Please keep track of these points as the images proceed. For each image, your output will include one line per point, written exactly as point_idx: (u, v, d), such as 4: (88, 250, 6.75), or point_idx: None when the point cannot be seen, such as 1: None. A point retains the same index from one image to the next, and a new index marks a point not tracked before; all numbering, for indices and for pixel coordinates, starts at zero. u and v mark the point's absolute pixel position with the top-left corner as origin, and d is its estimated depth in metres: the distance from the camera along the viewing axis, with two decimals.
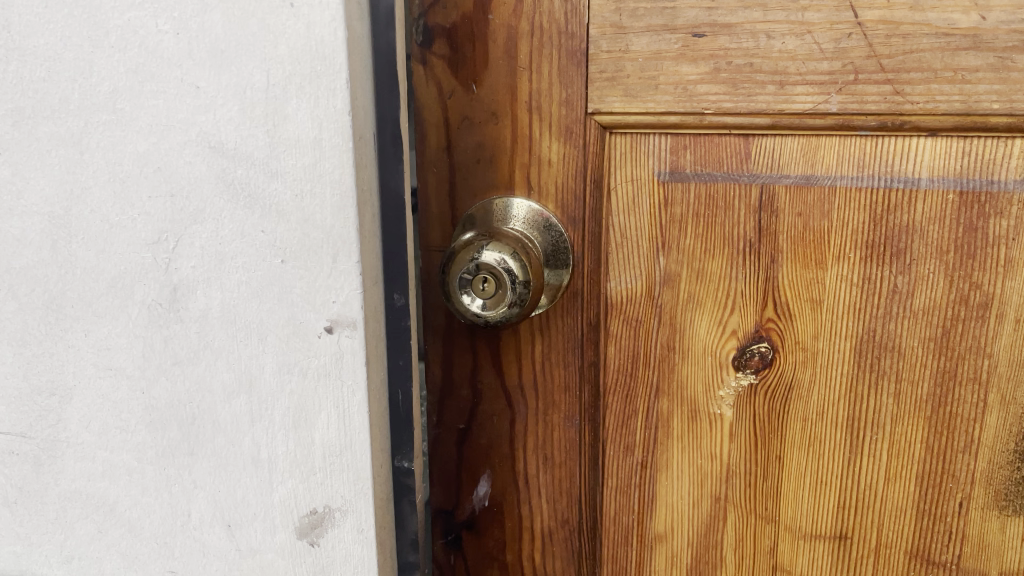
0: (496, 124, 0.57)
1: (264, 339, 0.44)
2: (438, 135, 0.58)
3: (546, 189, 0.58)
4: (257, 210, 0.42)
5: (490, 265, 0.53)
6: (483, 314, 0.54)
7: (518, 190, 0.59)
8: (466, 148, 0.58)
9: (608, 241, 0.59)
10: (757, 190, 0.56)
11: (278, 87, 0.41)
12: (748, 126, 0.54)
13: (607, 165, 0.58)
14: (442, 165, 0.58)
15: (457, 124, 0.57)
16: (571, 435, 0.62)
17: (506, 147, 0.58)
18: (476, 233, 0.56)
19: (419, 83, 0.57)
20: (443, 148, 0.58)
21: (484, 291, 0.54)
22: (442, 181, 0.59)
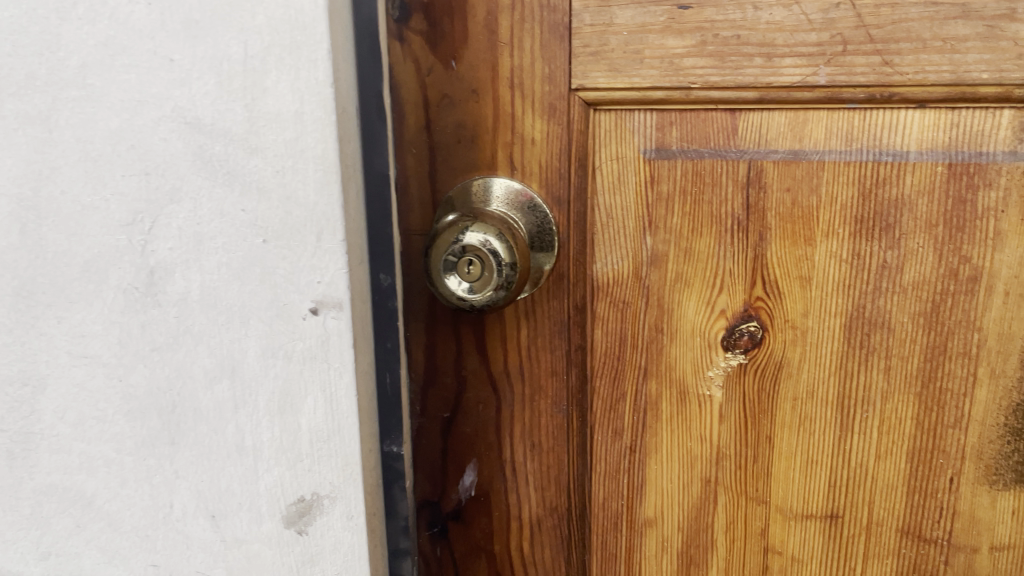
0: (477, 102, 0.56)
1: (247, 322, 0.43)
2: (417, 114, 0.57)
3: (531, 168, 0.57)
4: (237, 187, 0.41)
5: (476, 247, 0.52)
6: (469, 297, 0.53)
7: (501, 170, 0.58)
8: (446, 127, 0.57)
9: (593, 220, 0.58)
10: (745, 166, 0.55)
11: (257, 59, 0.39)
12: (735, 101, 0.54)
13: (591, 143, 0.57)
14: (421, 145, 0.57)
15: (437, 103, 0.56)
16: (558, 421, 0.62)
17: (488, 126, 0.57)
18: (459, 216, 0.55)
19: (396, 60, 0.56)
20: (423, 128, 0.57)
21: (470, 274, 0.52)
22: (422, 162, 0.58)
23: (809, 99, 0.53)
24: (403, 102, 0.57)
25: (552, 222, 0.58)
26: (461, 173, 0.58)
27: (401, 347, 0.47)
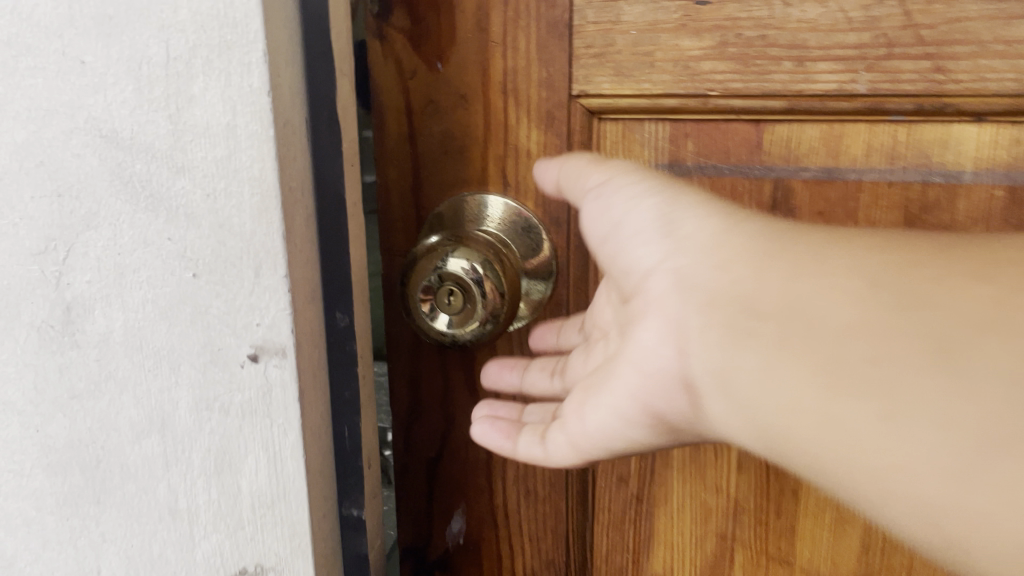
0: (466, 109, 0.49)
1: (177, 369, 0.37)
2: (399, 121, 0.50)
3: (527, 185, 0.50)
4: (161, 212, 0.35)
5: (461, 275, 0.45)
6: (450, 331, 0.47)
7: (493, 186, 0.51)
8: (432, 137, 0.50)
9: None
10: (770, 186, 0.48)
11: (180, 61, 0.33)
12: (760, 111, 0.46)
13: (595, 156, 0.50)
14: (404, 157, 0.51)
15: (421, 109, 0.50)
16: (555, 466, 0.54)
17: (478, 136, 0.50)
18: (443, 237, 0.47)
19: (374, 59, 0.49)
20: (405, 137, 0.51)
21: (451, 304, 0.46)
22: (405, 176, 0.51)
23: (848, 109, 0.45)
24: (383, 108, 0.51)
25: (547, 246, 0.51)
26: (447, 187, 0.51)
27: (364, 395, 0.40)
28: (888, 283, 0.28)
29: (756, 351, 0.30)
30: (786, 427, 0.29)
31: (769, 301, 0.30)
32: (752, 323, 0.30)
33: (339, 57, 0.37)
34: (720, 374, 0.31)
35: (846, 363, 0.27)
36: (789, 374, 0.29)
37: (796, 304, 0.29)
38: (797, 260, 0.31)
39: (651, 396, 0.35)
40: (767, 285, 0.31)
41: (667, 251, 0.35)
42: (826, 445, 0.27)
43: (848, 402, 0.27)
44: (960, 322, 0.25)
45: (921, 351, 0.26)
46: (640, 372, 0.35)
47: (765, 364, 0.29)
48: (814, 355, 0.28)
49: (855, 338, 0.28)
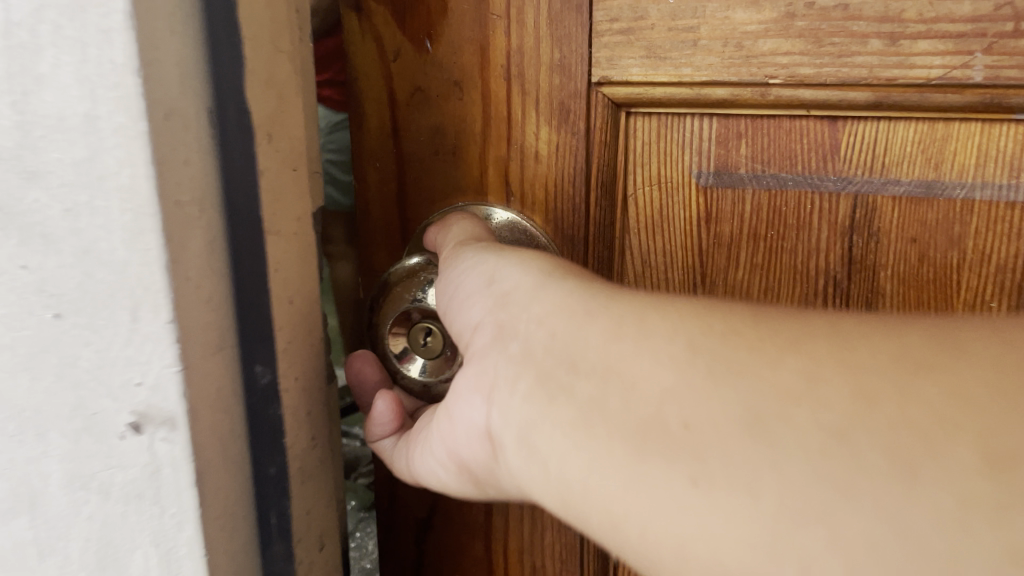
0: (461, 100, 0.40)
1: (43, 436, 0.28)
2: (381, 115, 0.41)
3: (536, 196, 0.40)
4: (10, 232, 0.25)
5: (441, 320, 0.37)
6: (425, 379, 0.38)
7: (495, 198, 0.41)
8: (419, 135, 0.41)
9: (623, 267, 0.41)
10: (848, 202, 0.37)
11: (23, 26, 0.24)
12: (838, 105, 0.35)
13: (623, 159, 0.40)
14: (387, 159, 0.42)
15: (407, 99, 0.40)
16: (567, 540, 0.45)
17: (477, 131, 0.40)
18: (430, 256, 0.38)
19: (350, 36, 0.40)
20: (388, 135, 0.41)
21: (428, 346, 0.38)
22: (387, 181, 0.42)
23: (956, 104, 0.34)
24: (362, 97, 0.41)
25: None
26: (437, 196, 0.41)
27: (293, 466, 0.32)
28: (717, 348, 0.21)
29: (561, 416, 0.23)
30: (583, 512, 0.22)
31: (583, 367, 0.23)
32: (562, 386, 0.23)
33: (253, 29, 0.28)
34: (519, 440, 0.24)
35: (672, 450, 0.20)
36: (596, 451, 0.22)
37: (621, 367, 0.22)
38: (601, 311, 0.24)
39: (455, 444, 0.30)
40: (583, 342, 0.24)
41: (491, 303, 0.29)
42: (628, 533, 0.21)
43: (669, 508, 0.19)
44: (807, 424, 0.18)
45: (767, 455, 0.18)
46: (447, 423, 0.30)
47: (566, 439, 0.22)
48: (623, 434, 0.21)
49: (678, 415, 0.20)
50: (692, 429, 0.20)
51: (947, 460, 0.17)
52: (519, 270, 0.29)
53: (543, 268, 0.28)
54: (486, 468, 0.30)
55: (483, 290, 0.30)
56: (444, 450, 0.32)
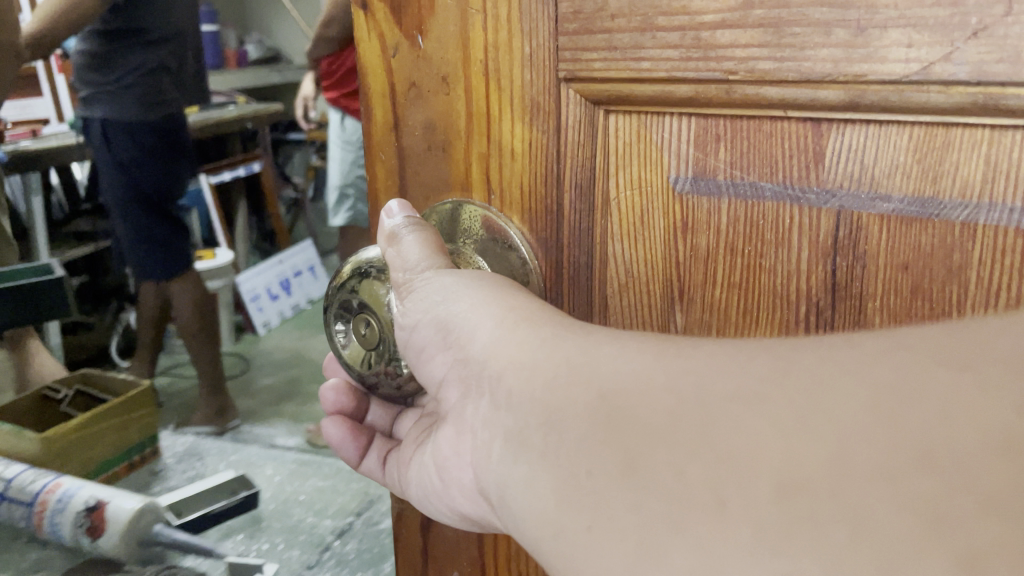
0: (447, 94, 0.39)
1: None
2: (383, 109, 0.41)
3: (510, 194, 0.38)
4: None
5: (380, 312, 0.39)
6: (356, 365, 0.41)
7: (477, 192, 0.40)
8: (415, 127, 0.40)
9: (605, 276, 0.38)
10: (830, 217, 0.32)
11: None
12: (810, 102, 0.31)
13: (603, 162, 0.36)
14: (390, 150, 0.42)
15: (405, 94, 0.40)
16: None
17: (460, 127, 0.39)
18: (378, 257, 0.40)
19: (360, 32, 0.41)
20: (391, 126, 0.41)
21: (361, 338, 0.41)
22: (390, 172, 0.43)
23: (941, 108, 0.28)
24: (369, 92, 0.42)
25: (535, 278, 0.39)
26: (434, 190, 0.41)
27: None
28: (625, 403, 0.25)
29: (523, 463, 0.29)
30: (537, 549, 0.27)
31: (532, 421, 0.29)
32: (520, 439, 0.29)
33: None
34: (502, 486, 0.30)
35: (581, 490, 0.25)
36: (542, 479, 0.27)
37: (553, 415, 0.28)
38: (533, 360, 0.31)
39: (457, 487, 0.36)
40: (531, 395, 0.30)
41: (452, 360, 0.36)
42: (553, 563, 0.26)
43: (581, 534, 0.25)
44: (671, 468, 0.23)
45: (631, 492, 0.23)
46: (447, 469, 0.36)
47: (526, 482, 0.28)
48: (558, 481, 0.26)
49: (588, 466, 0.25)
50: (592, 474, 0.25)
51: (731, 492, 0.21)
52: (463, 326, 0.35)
53: (489, 317, 0.34)
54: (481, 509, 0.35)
55: (441, 344, 0.36)
56: (433, 483, 0.38)
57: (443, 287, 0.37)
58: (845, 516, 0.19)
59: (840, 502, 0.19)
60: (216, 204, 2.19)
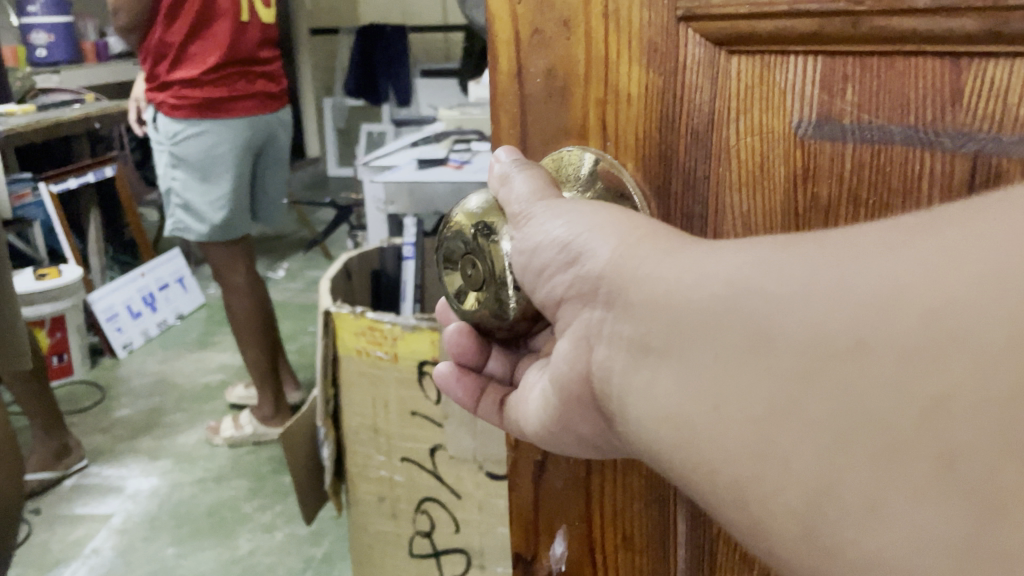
0: (569, 39, 0.37)
1: None
2: (510, 57, 0.39)
3: (627, 141, 0.37)
4: None
5: (487, 255, 0.39)
6: (465, 306, 0.42)
7: (594, 141, 0.38)
8: (536, 76, 0.38)
9: (722, 233, 0.35)
10: (968, 164, 0.28)
11: None
12: (950, 32, 0.27)
13: (726, 108, 0.34)
14: (512, 102, 0.40)
15: (528, 40, 0.38)
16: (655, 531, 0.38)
17: (580, 74, 0.37)
18: (489, 199, 0.40)
19: None
20: (514, 75, 0.39)
21: (472, 280, 0.41)
22: (513, 123, 0.41)
23: None
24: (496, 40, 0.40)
25: None
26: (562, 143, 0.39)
27: None
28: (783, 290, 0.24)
29: (646, 368, 0.28)
30: (653, 445, 0.28)
31: (657, 325, 0.28)
32: (640, 343, 0.29)
33: None
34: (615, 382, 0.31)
35: (711, 382, 0.25)
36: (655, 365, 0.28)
37: (684, 309, 0.27)
38: (663, 263, 0.29)
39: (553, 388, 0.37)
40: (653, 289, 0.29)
41: (574, 276, 0.33)
42: (678, 455, 0.27)
43: (698, 415, 0.26)
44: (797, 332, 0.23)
45: (759, 363, 0.24)
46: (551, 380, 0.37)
47: (648, 385, 0.28)
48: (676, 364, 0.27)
49: (708, 354, 0.25)
50: (717, 358, 0.25)
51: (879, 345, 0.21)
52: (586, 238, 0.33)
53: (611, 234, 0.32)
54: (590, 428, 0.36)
55: (563, 262, 0.34)
56: (529, 396, 0.39)
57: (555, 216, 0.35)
58: (988, 346, 0.19)
59: (979, 348, 0.19)
60: (58, 216, 2.04)
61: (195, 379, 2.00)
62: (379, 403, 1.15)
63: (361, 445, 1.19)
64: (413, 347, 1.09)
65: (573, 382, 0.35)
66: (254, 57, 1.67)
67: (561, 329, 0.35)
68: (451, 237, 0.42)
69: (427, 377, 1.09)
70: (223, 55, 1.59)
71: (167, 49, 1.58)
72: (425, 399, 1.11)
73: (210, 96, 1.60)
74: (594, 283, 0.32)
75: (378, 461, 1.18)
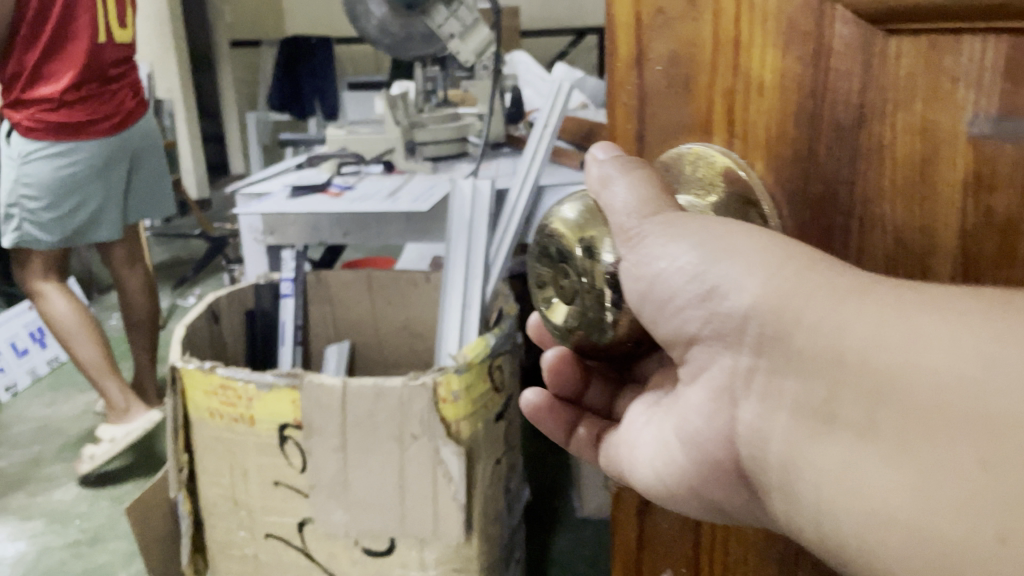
0: (694, 19, 0.37)
1: None
2: (630, 45, 0.40)
3: (754, 134, 0.36)
4: None
5: (585, 270, 0.37)
6: (552, 317, 0.40)
7: (716, 134, 0.38)
8: (659, 59, 0.39)
9: (867, 241, 0.33)
10: None
11: None
12: None
13: (878, 101, 0.31)
14: (633, 85, 0.41)
15: (650, 22, 0.39)
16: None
17: (706, 64, 0.37)
18: (588, 206, 0.39)
19: None
20: (635, 59, 0.40)
21: (563, 288, 0.39)
22: (631, 117, 0.41)
23: None
24: (615, 21, 0.41)
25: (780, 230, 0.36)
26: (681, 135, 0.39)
27: None
28: None
29: (835, 440, 0.29)
30: (863, 544, 0.27)
31: (856, 393, 0.28)
32: (823, 412, 0.29)
33: None
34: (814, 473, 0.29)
35: (984, 494, 0.23)
36: (886, 463, 0.26)
37: (893, 379, 0.27)
38: (827, 302, 0.30)
39: (686, 429, 0.38)
40: (870, 371, 0.28)
41: (710, 308, 0.35)
42: (907, 562, 0.26)
43: (977, 537, 0.23)
44: None
45: None
46: (689, 435, 0.38)
47: (841, 467, 0.28)
48: (929, 470, 0.25)
49: (974, 454, 0.24)
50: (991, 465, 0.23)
51: None
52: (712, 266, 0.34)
53: (739, 261, 0.33)
54: (723, 487, 0.36)
55: (699, 296, 0.35)
56: (659, 439, 0.41)
57: (665, 234, 0.36)
58: None
59: None
60: None
61: (81, 424, 1.93)
62: (238, 469, 1.25)
63: (221, 521, 1.32)
64: (273, 410, 1.19)
65: (717, 438, 0.36)
66: (104, 74, 1.83)
67: (688, 371, 0.38)
68: (539, 240, 0.40)
69: (288, 443, 1.20)
70: (73, 79, 1.76)
71: (22, 67, 1.74)
72: (288, 467, 1.22)
73: (60, 121, 1.77)
74: (738, 322, 0.33)
75: (241, 537, 1.30)
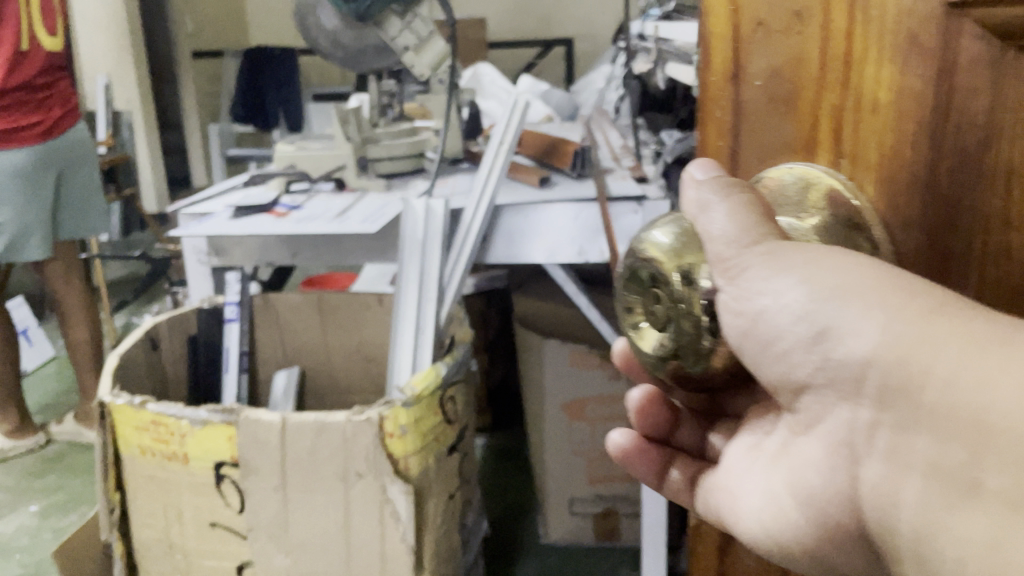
0: (799, 34, 0.54)
1: None
2: (728, 65, 0.59)
3: (847, 153, 0.52)
4: None
5: (675, 292, 0.54)
6: (643, 330, 0.57)
7: (816, 155, 0.54)
8: (760, 67, 0.57)
9: (945, 251, 0.49)
10: None
11: None
12: None
13: (994, 137, 0.45)
14: (750, 98, 0.58)
15: (754, 38, 0.57)
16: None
17: (807, 82, 0.54)
18: (678, 234, 0.56)
19: None
20: (754, 79, 0.57)
21: (653, 310, 0.56)
22: (727, 122, 0.60)
23: None
24: (715, 35, 0.60)
25: (886, 250, 0.52)
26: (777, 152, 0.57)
27: None
28: None
29: (954, 509, 0.42)
30: (956, 554, 0.42)
31: (958, 463, 0.42)
32: (961, 473, 0.42)
33: None
34: (930, 513, 0.44)
35: None
36: (979, 511, 0.41)
37: (989, 436, 0.41)
38: (939, 351, 0.45)
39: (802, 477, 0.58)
40: (972, 462, 0.41)
41: (828, 349, 0.53)
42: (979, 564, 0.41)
43: None
44: None
45: None
46: (829, 464, 0.55)
47: (987, 531, 0.40)
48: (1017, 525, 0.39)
49: None
50: None
51: None
52: (821, 305, 0.54)
53: (857, 307, 0.50)
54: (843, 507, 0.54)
55: (815, 340, 0.54)
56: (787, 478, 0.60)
57: (766, 267, 0.55)
58: None
59: None
60: None
61: None
62: None
63: None
64: None
65: (848, 485, 0.53)
66: None
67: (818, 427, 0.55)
68: (635, 271, 0.57)
69: None
70: None
71: None
72: None
73: None
74: (863, 366, 0.50)
75: None
